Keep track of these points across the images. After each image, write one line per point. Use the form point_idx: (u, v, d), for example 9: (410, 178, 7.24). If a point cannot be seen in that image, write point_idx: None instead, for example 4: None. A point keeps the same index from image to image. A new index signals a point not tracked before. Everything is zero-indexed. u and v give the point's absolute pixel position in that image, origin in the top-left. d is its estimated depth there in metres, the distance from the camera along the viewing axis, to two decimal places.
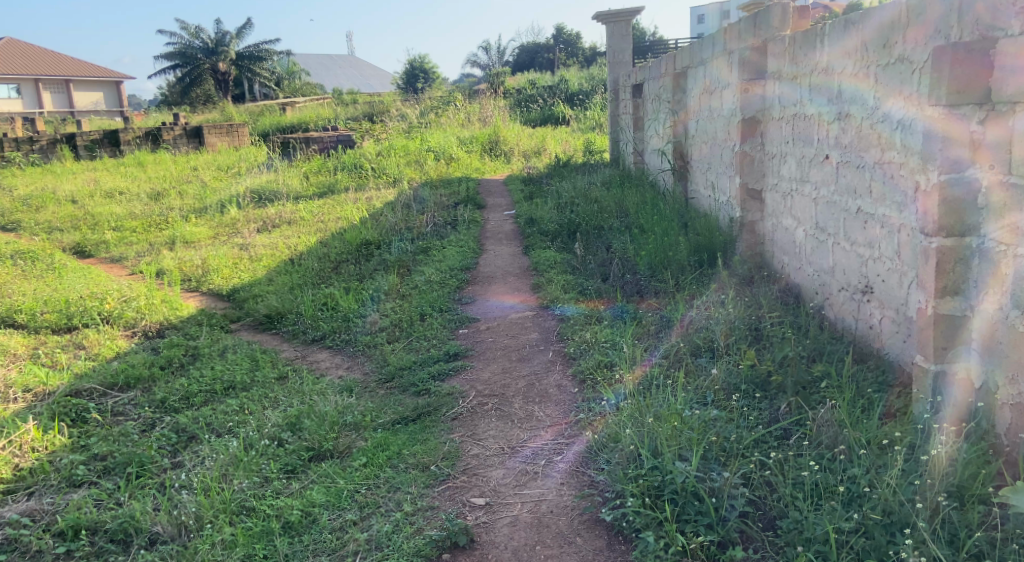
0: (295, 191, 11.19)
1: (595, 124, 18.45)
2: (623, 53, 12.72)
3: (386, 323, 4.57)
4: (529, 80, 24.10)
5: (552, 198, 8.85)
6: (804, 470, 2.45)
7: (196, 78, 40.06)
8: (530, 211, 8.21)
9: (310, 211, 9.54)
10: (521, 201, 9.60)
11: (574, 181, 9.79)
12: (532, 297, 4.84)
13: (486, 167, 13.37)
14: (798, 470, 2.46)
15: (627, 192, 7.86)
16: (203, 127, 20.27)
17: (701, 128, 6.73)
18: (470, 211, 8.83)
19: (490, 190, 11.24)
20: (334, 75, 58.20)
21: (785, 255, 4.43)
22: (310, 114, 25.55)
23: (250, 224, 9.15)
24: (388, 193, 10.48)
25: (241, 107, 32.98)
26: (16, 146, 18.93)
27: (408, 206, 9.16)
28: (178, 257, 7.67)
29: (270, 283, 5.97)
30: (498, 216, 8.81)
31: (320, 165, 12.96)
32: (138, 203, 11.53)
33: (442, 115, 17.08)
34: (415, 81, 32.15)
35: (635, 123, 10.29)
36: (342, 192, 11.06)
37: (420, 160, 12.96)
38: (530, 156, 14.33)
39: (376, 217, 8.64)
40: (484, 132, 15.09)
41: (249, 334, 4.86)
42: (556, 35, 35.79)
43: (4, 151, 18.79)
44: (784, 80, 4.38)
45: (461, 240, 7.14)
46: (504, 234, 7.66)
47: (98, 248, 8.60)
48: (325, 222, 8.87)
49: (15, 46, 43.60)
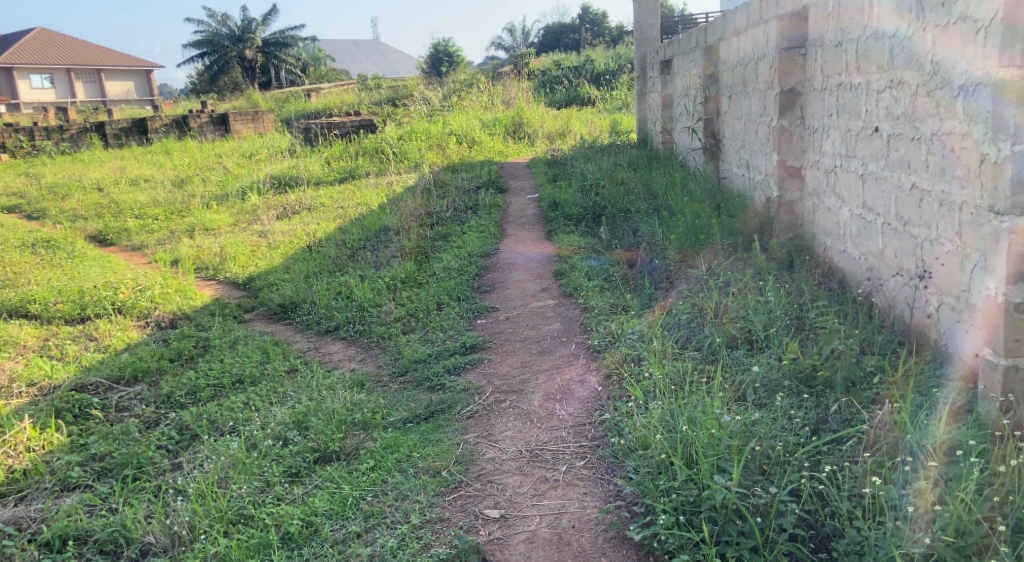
0: (317, 177, 11.05)
1: (621, 106, 18.11)
2: (649, 30, 12.37)
3: (401, 314, 4.39)
4: (554, 60, 23.75)
5: (577, 181, 8.61)
6: (861, 484, 2.20)
7: (223, 66, 40.21)
8: (554, 195, 7.96)
9: (331, 198, 9.39)
10: (544, 183, 9.36)
11: (599, 163, 9.51)
12: (555, 285, 4.62)
13: (510, 150, 13.14)
14: (854, 483, 2.22)
15: (654, 173, 7.58)
16: (229, 114, 20.26)
17: (734, 104, 6.44)
18: (492, 196, 8.61)
19: (513, 173, 11.02)
20: (359, 61, 58.19)
21: (829, 236, 4.16)
22: (334, 99, 25.48)
23: (270, 210, 9.01)
24: (410, 177, 10.30)
25: (267, 94, 33.05)
26: (46, 134, 19.07)
27: (430, 191, 8.96)
28: (198, 245, 7.55)
29: (287, 272, 5.81)
30: (521, 199, 8.58)
31: (342, 149, 12.81)
32: (161, 190, 11.46)
33: (466, 97, 16.85)
34: (440, 64, 31.92)
35: (663, 101, 9.98)
36: (365, 177, 10.89)
37: (443, 143, 12.76)
38: (554, 138, 14.07)
39: (397, 202, 8.47)
40: (508, 115, 14.85)
41: (263, 324, 4.69)
42: (582, 15, 35.37)
43: (34, 140, 18.92)
44: (829, 48, 4.09)
45: (483, 225, 6.93)
46: (527, 218, 7.43)
47: (119, 236, 8.51)
48: (346, 210, 8.71)
49: (48, 37, 44.12)
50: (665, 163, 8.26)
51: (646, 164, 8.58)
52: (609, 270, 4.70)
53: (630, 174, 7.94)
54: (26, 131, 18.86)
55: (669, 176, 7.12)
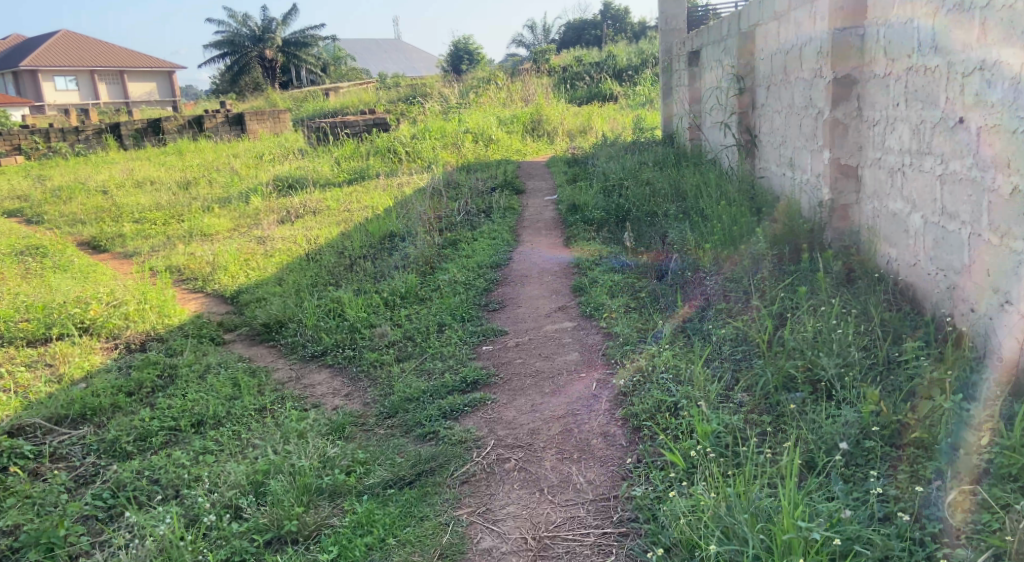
0: (326, 179, 10.55)
1: (644, 102, 17.43)
2: (675, 21, 11.72)
3: (397, 337, 3.85)
4: (576, 56, 23.10)
5: (598, 181, 8.01)
6: None
7: (243, 66, 40.04)
8: (574, 197, 7.37)
9: (338, 201, 8.87)
10: (564, 185, 8.77)
11: (622, 162, 8.91)
12: (573, 303, 4.04)
13: (528, 149, 12.56)
14: None
15: (683, 173, 6.97)
16: (244, 114, 19.90)
17: (773, 96, 5.83)
18: (508, 198, 8.04)
19: (531, 173, 10.45)
20: (380, 60, 57.98)
21: (892, 247, 3.58)
22: (352, 99, 25.14)
23: (274, 215, 8.52)
24: (422, 179, 9.77)
25: (285, 94, 32.80)
26: (62, 136, 18.83)
27: (442, 195, 8.42)
28: (192, 252, 7.06)
29: (279, 285, 5.28)
30: (539, 201, 8.00)
31: (354, 149, 12.31)
32: (166, 193, 11.01)
33: (483, 94, 16.29)
34: (460, 62, 31.40)
35: (691, 96, 9.34)
36: (375, 178, 10.37)
37: (458, 142, 12.22)
38: (575, 136, 13.46)
39: (405, 206, 7.93)
40: (526, 111, 14.28)
41: (243, 347, 4.15)
42: (603, 12, 34.81)
43: (49, 141, 18.70)
44: (895, 28, 3.53)
45: (495, 231, 6.37)
46: (544, 222, 6.85)
47: (113, 242, 8.04)
48: (352, 214, 8.19)
49: (72, 40, 44.27)
50: (694, 162, 7.63)
51: (674, 164, 7.95)
52: (636, 287, 4.13)
53: (657, 174, 7.33)
54: (41, 132, 18.62)
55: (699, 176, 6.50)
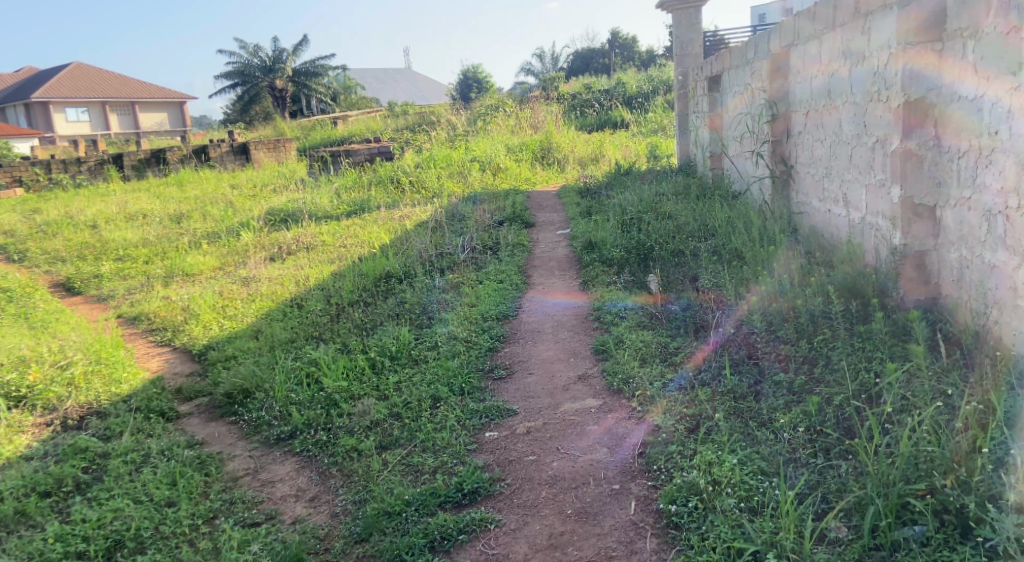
0: (324, 212, 9.96)
1: (657, 128, 16.84)
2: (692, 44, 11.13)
3: (381, 413, 3.16)
4: (585, 83, 22.60)
5: (613, 215, 7.36)
6: None
7: (252, 95, 39.90)
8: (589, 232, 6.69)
9: (334, 237, 8.24)
10: (576, 218, 8.12)
11: (639, 193, 8.27)
12: (595, 370, 3.37)
13: (537, 177, 11.95)
14: None
15: (711, 207, 6.31)
16: (249, 144, 19.43)
17: (814, 122, 5.19)
18: (517, 234, 7.39)
19: (542, 204, 9.82)
20: (390, 90, 58.01)
21: (996, 307, 2.94)
22: (359, 127, 24.71)
23: (265, 252, 7.89)
24: (425, 211, 9.16)
25: (292, 124, 32.47)
26: (63, 167, 18.37)
27: (445, 230, 7.78)
28: (170, 295, 6.41)
29: (253, 340, 4.61)
30: (551, 236, 7.34)
31: (355, 178, 11.72)
32: (156, 228, 10.42)
33: (491, 122, 15.74)
34: (469, 91, 31.08)
35: (712, 123, 8.70)
36: (376, 210, 9.76)
37: (464, 171, 11.63)
38: (586, 164, 12.84)
39: (404, 242, 7.28)
40: (536, 139, 13.67)
41: (199, 425, 3.47)
42: (611, 40, 34.48)
43: (50, 173, 18.23)
44: (993, 43, 2.91)
45: (502, 271, 5.70)
46: (557, 259, 6.18)
47: (87, 284, 7.40)
48: (348, 251, 7.56)
49: (84, 71, 44.37)
50: (720, 195, 6.97)
51: (696, 197, 7.28)
52: (673, 355, 3.45)
53: (680, 209, 6.67)
54: (42, 163, 18.16)
55: (730, 211, 5.82)
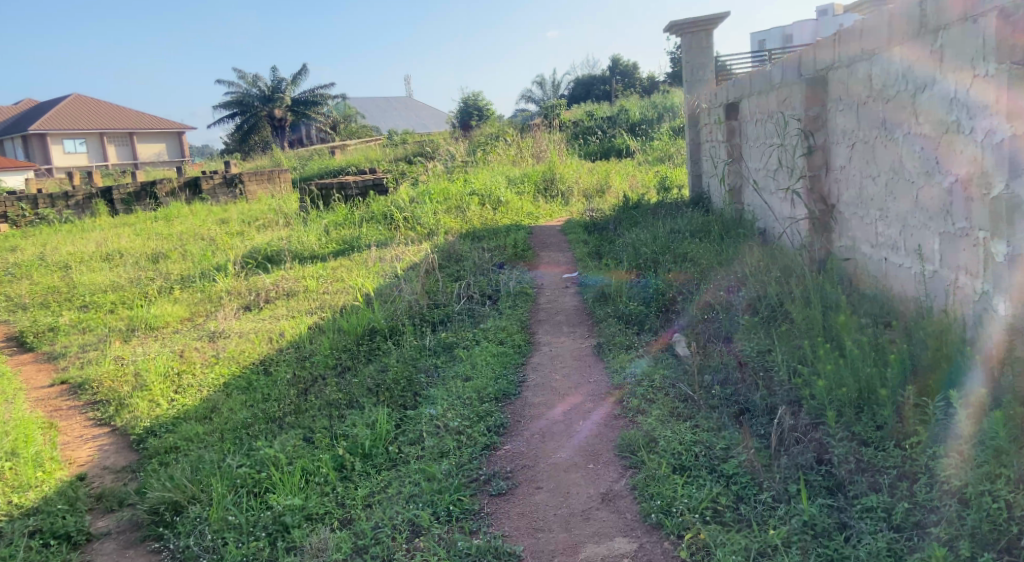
0: (311, 251, 9.26)
1: (663, 157, 16.22)
2: (704, 70, 10.53)
3: (335, 550, 2.56)
4: (587, 110, 22.06)
5: (625, 258, 6.66)
6: None
7: (251, 126, 39.51)
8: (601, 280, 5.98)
9: (319, 281, 7.52)
10: (583, 259, 7.39)
11: (652, 231, 7.58)
12: (631, 492, 2.79)
13: (540, 211, 11.29)
14: None
15: (738, 252, 5.61)
16: (244, 175, 18.82)
17: (861, 156, 4.51)
18: (520, 277, 6.69)
19: (545, 241, 9.14)
20: (390, 118, 57.77)
21: None
22: (357, 157, 24.12)
23: (242, 299, 7.16)
24: (420, 251, 8.49)
25: (290, 153, 31.96)
26: (50, 202, 17.66)
27: (441, 274, 7.07)
28: (127, 355, 5.66)
29: (204, 421, 3.88)
30: (557, 281, 6.63)
31: (346, 214, 10.96)
32: (131, 270, 9.71)
33: (491, 151, 15.11)
34: (469, 119, 30.58)
35: (729, 154, 8.03)
36: (368, 249, 9.06)
37: (463, 205, 10.94)
38: (592, 196, 12.19)
39: (392, 288, 6.57)
40: (537, 169, 12.99)
41: (115, 554, 2.78)
42: (612, 67, 34.07)
43: (37, 207, 17.50)
44: None
45: (503, 326, 4.99)
46: (565, 309, 5.47)
47: (42, 339, 6.68)
48: (333, 298, 6.84)
49: (83, 103, 44.03)
50: (745, 236, 6.27)
51: (718, 238, 6.57)
52: (724, 465, 2.78)
53: (702, 254, 5.98)
54: (29, 198, 17.46)
55: (761, 259, 5.12)
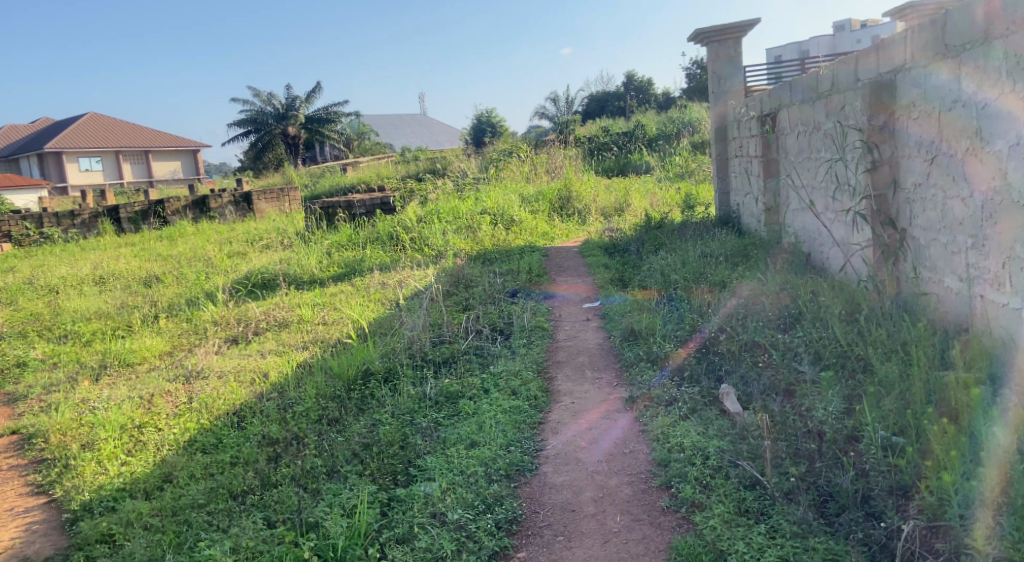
0: (311, 276, 8.62)
1: (683, 174, 15.54)
2: (732, 81, 9.85)
3: None
4: (603, 126, 21.40)
5: (653, 287, 5.96)
6: None
7: (262, 142, 39.08)
8: (629, 314, 5.28)
9: (315, 310, 6.86)
10: (604, 286, 6.68)
11: (680, 258, 6.89)
12: None
13: (556, 231, 10.61)
14: None
15: (788, 284, 4.91)
16: (253, 193, 18.30)
17: (950, 173, 3.82)
18: (536, 308, 6.00)
19: (562, 264, 8.45)
20: (404, 135, 57.51)
21: None
22: (369, 174, 23.60)
23: (230, 330, 6.50)
24: (426, 277, 7.84)
25: (303, 171, 31.55)
26: (55, 221, 17.16)
27: (448, 304, 6.40)
28: (91, 399, 4.99)
29: (150, 498, 3.19)
30: (576, 312, 5.93)
31: (349, 234, 10.31)
32: (121, 295, 9.08)
33: (504, 168, 14.48)
34: (483, 135, 30.06)
35: (764, 170, 7.34)
36: (373, 273, 8.41)
37: (475, 225, 10.28)
38: (610, 215, 11.50)
39: (391, 320, 5.90)
40: (551, 187, 12.28)
41: None
42: (626, 83, 33.52)
43: (42, 227, 16.94)
44: None
45: (516, 369, 4.29)
46: (587, 347, 4.77)
47: (7, 377, 6.03)
48: (327, 330, 6.17)
49: (99, 121, 43.96)
50: (794, 265, 5.57)
51: (760, 265, 5.86)
52: None
53: (743, 284, 5.28)
54: (34, 218, 16.95)
55: (820, 294, 4.43)
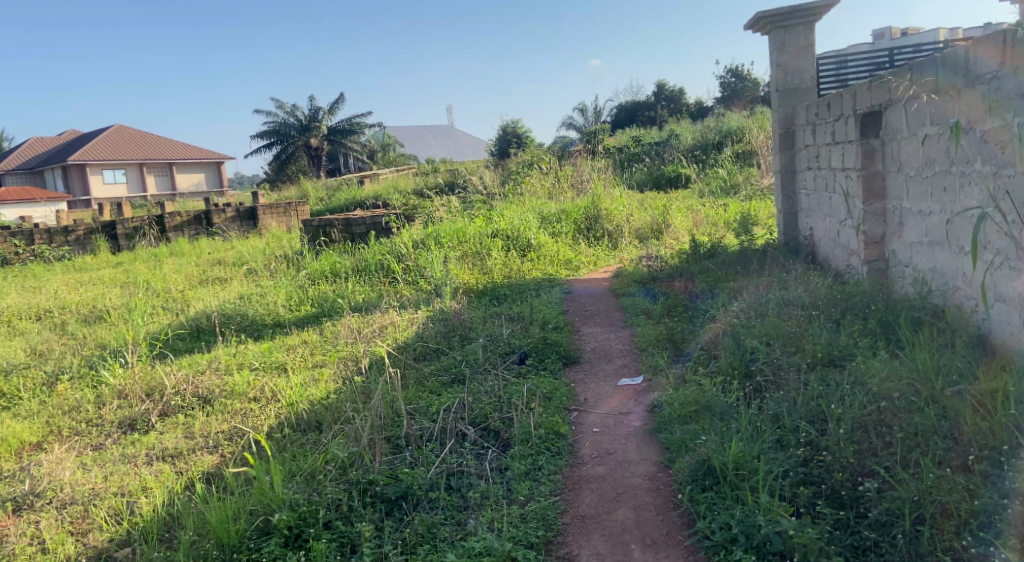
0: (275, 318, 6.83)
1: (726, 189, 13.65)
2: (801, 76, 7.91)
3: None
4: (633, 136, 19.50)
5: (724, 363, 4.11)
6: None
7: (289, 155, 38.03)
8: (696, 416, 3.41)
9: (253, 375, 5.05)
10: (649, 350, 4.83)
11: (752, 312, 5.04)
12: None
13: (582, 258, 8.73)
14: None
15: (959, 386, 3.11)
16: (258, 207, 16.61)
17: None
18: (551, 387, 4.16)
19: (588, 304, 6.57)
20: (428, 147, 56.13)
21: None
22: (386, 187, 21.93)
23: (130, 408, 4.67)
24: (414, 324, 6.05)
25: (321, 184, 30.02)
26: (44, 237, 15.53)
27: (432, 379, 4.63)
28: None
29: None
30: (611, 396, 4.09)
31: (332, 261, 8.47)
32: (50, 335, 7.30)
33: (524, 181, 12.68)
34: (509, 147, 28.36)
35: (865, 188, 5.58)
36: (350, 316, 6.60)
37: (486, 251, 8.46)
38: (647, 238, 9.66)
39: (338, 407, 4.09)
40: (577, 204, 10.39)
41: None
42: (656, 93, 31.63)
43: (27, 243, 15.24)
44: None
45: (507, 548, 2.59)
46: (631, 484, 2.99)
47: None
48: (257, 413, 4.36)
49: (122, 133, 43.00)
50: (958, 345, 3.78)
51: (897, 342, 4.10)
52: None
53: (874, 373, 3.46)
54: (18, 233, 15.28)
55: None
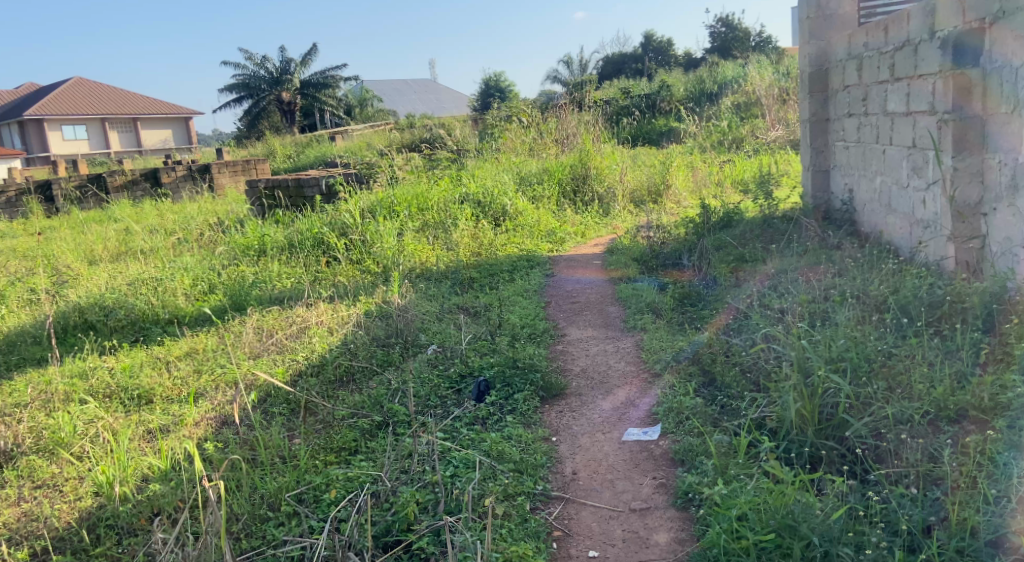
0: (166, 310, 5.21)
1: (728, 144, 12.08)
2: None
3: None
4: (622, 87, 17.74)
5: (791, 415, 2.61)
6: None
7: (259, 109, 35.81)
8: (773, 556, 1.95)
9: (91, 412, 3.43)
10: (664, 376, 3.33)
11: (808, 318, 3.54)
12: None
13: (568, 228, 7.17)
14: None
15: None
16: (213, 164, 14.38)
17: None
18: (519, 451, 2.65)
19: (576, 294, 5.06)
20: (408, 101, 53.75)
21: None
22: (355, 144, 20.04)
23: None
24: (343, 326, 4.47)
25: (289, 141, 27.91)
26: None
27: (345, 429, 3.08)
28: None
29: None
30: (613, 470, 2.61)
31: (258, 233, 6.78)
32: None
33: (502, 135, 11.00)
34: (489, 101, 26.45)
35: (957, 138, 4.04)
36: (265, 310, 5.02)
37: (451, 220, 6.86)
38: (644, 203, 8.11)
39: (168, 502, 2.61)
40: (562, 160, 8.76)
41: None
42: (644, 43, 29.70)
43: None
44: None
45: None
46: None
47: None
48: (64, 493, 2.81)
49: (80, 86, 40.29)
50: None
51: None
52: None
53: None
54: None
55: None
